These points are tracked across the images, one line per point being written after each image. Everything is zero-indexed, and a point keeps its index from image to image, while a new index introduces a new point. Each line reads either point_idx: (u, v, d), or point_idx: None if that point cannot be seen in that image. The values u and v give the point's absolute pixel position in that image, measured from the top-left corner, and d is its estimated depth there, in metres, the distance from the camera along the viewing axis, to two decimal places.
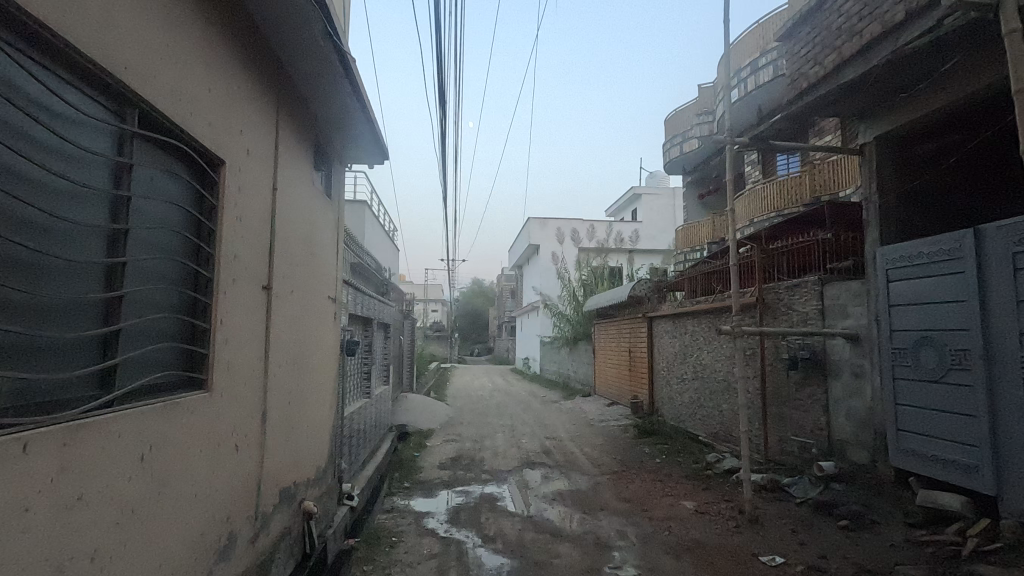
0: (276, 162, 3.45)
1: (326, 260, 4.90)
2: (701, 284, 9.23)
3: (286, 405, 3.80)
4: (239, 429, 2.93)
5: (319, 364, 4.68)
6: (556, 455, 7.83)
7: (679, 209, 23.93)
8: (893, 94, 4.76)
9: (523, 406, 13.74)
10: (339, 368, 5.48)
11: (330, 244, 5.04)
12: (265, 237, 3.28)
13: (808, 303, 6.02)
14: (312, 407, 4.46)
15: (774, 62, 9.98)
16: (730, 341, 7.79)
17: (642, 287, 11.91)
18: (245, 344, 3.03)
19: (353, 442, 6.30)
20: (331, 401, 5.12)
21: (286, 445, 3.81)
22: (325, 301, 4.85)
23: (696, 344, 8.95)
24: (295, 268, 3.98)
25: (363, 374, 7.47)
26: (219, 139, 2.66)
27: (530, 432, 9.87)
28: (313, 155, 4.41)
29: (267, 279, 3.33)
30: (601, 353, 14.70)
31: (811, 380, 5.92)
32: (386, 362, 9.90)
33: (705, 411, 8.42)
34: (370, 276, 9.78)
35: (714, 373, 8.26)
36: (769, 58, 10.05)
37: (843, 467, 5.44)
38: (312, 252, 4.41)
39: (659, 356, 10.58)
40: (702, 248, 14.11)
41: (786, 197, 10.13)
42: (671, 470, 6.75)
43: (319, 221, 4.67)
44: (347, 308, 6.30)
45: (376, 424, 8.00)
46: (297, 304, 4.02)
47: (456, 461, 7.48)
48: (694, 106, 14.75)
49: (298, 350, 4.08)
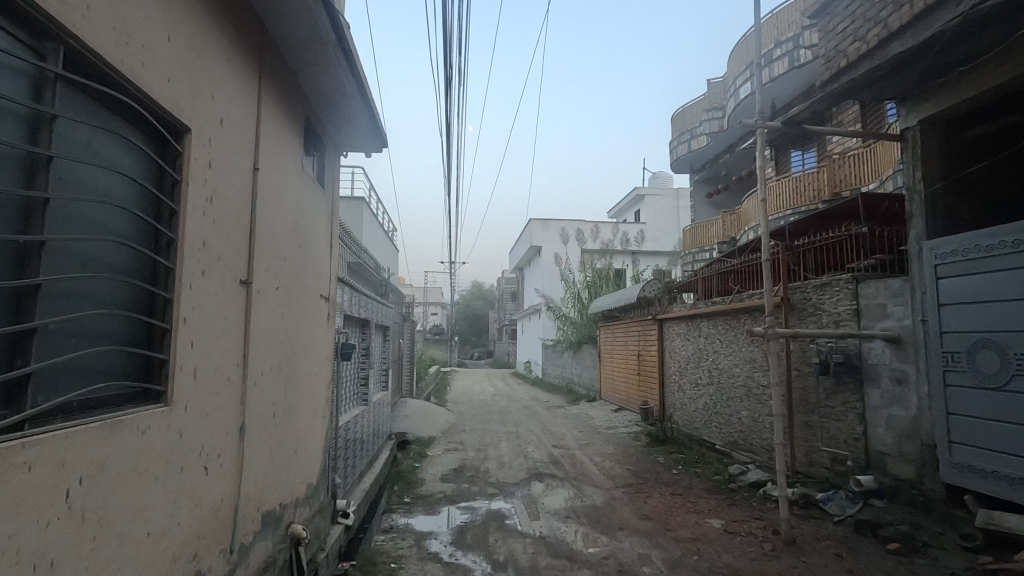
0: (257, 138, 2.99)
1: (319, 255, 4.45)
2: (716, 285, 8.78)
3: (270, 417, 3.34)
4: (210, 449, 2.48)
5: (310, 371, 4.22)
6: (565, 466, 7.34)
7: (683, 210, 23.49)
8: (944, 72, 4.33)
9: (527, 412, 13.23)
10: (333, 374, 5.02)
11: (323, 237, 4.59)
12: (243, 223, 2.83)
13: (841, 303, 5.58)
14: (302, 418, 4.00)
15: (789, 53, 9.56)
16: (750, 344, 7.34)
17: (652, 288, 11.46)
18: (218, 349, 2.58)
19: (349, 453, 5.82)
20: (324, 410, 4.66)
21: (271, 463, 3.36)
22: (317, 300, 4.40)
23: (711, 347, 8.50)
24: (282, 262, 3.53)
25: (360, 380, 7.00)
26: (183, 102, 2.22)
27: (536, 440, 9.38)
28: (302, 136, 3.96)
29: (246, 273, 2.88)
30: (608, 357, 14.22)
31: (845, 387, 5.47)
32: (385, 367, 9.42)
33: (723, 419, 7.95)
34: (367, 277, 9.29)
35: (732, 378, 7.80)
36: (785, 49, 9.64)
37: (883, 481, 4.98)
38: (302, 245, 3.96)
39: (670, 360, 10.12)
40: (711, 248, 13.67)
41: (803, 194, 9.66)
42: (691, 484, 6.28)
43: (310, 211, 4.22)
44: (342, 309, 5.84)
45: (373, 433, 7.51)
46: (284, 303, 3.57)
47: (459, 473, 7.00)
48: (703, 102, 14.34)
49: (285, 355, 3.62)
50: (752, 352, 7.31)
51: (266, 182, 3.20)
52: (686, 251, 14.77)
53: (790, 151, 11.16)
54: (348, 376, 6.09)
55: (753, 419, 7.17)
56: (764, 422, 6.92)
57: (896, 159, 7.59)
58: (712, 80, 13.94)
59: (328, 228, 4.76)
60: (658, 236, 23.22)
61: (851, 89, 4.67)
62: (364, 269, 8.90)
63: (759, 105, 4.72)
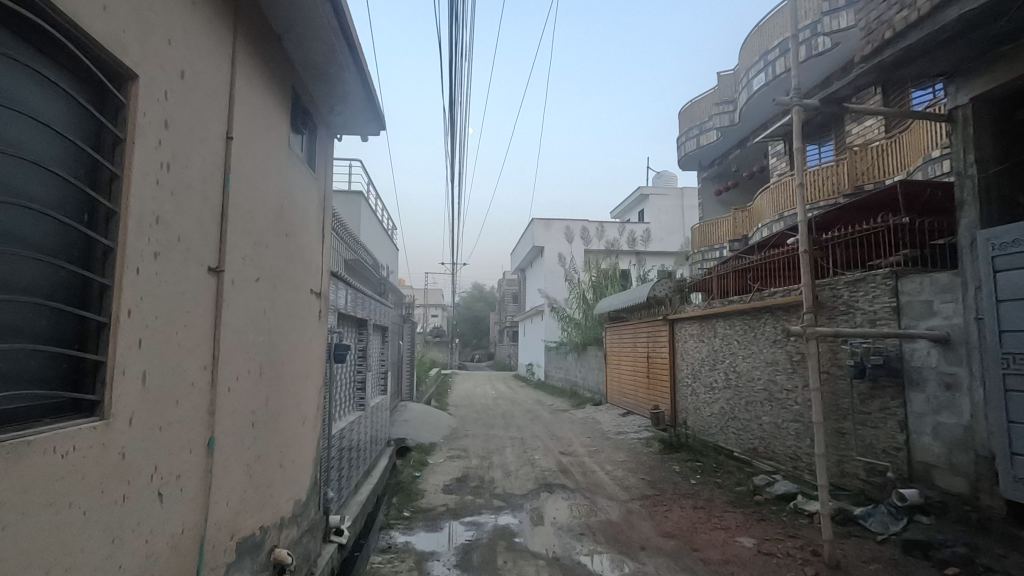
0: (230, 103, 2.56)
1: (309, 246, 4.02)
2: (732, 283, 8.33)
3: (250, 428, 2.90)
4: (166, 470, 2.05)
5: (299, 374, 3.78)
6: (575, 476, 6.88)
7: (688, 210, 23.04)
8: (1002, 42, 3.91)
9: (531, 417, 12.76)
10: (325, 377, 4.57)
11: (315, 227, 4.16)
12: (211, 200, 2.40)
13: (879, 300, 5.15)
14: (289, 427, 3.56)
15: (808, 40, 9.18)
16: (772, 344, 6.90)
17: (662, 288, 11.01)
18: (178, 350, 2.14)
19: (343, 464, 5.36)
20: (314, 418, 4.21)
21: (251, 481, 2.91)
22: (307, 296, 3.96)
23: (728, 349, 8.06)
24: (264, 249, 3.10)
25: (356, 383, 6.54)
26: (128, 41, 1.79)
27: (543, 446, 8.91)
28: (289, 110, 3.53)
29: (215, 259, 2.45)
30: (614, 359, 13.75)
31: (884, 391, 5.04)
32: (383, 370, 8.93)
33: (741, 424, 7.50)
34: (365, 274, 8.83)
35: (752, 381, 7.35)
36: (803, 36, 9.26)
37: (930, 496, 4.54)
38: (288, 233, 3.53)
39: (682, 362, 9.67)
40: (721, 247, 13.23)
41: (821, 187, 9.23)
42: (713, 496, 5.82)
43: (300, 196, 3.79)
44: (338, 306, 5.41)
45: (370, 440, 7.04)
46: (266, 297, 3.13)
47: (462, 483, 6.53)
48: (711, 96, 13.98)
49: (268, 359, 3.19)
50: (774, 354, 6.86)
51: (244, 155, 2.76)
52: (695, 250, 14.33)
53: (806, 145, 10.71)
54: (343, 380, 5.63)
55: (776, 426, 6.73)
56: (788, 429, 6.47)
57: (925, 150, 7.16)
58: (722, 73, 13.53)
59: (319, 216, 4.32)
60: (663, 236, 22.77)
61: (895, 63, 4.22)
62: (362, 266, 8.44)
63: (794, 81, 4.27)
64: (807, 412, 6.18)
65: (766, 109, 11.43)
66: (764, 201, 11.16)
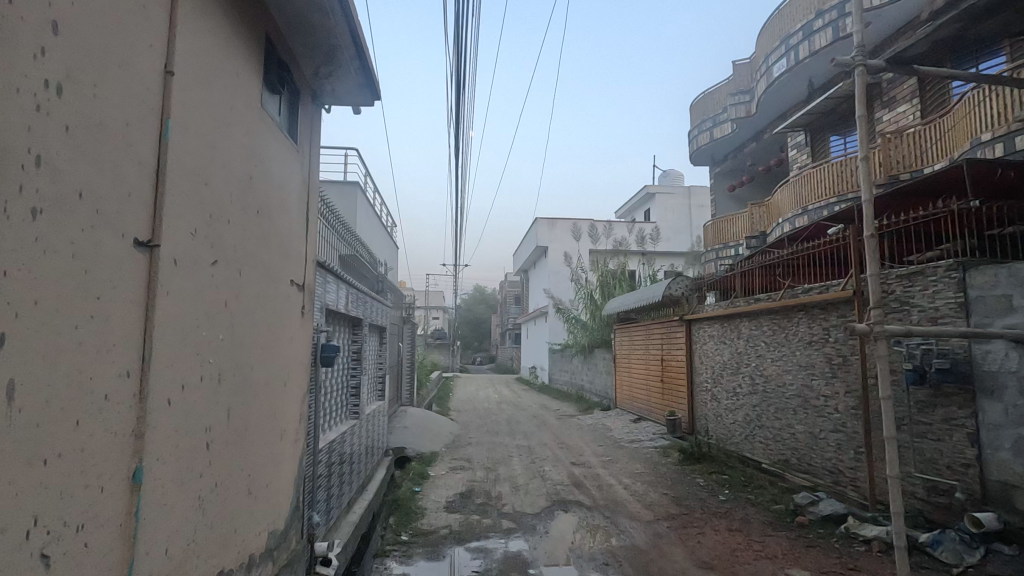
0: (170, 29, 1.97)
1: (289, 229, 3.41)
2: (757, 279, 7.70)
3: (204, 450, 2.29)
4: (55, 517, 1.44)
5: (274, 380, 3.16)
6: (591, 491, 6.24)
7: (695, 209, 22.47)
8: None
9: (538, 423, 12.11)
10: (310, 383, 3.95)
11: (296, 208, 3.56)
12: (139, 151, 1.80)
13: (939, 296, 4.55)
14: (262, 444, 2.96)
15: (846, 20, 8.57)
16: (807, 345, 6.28)
17: (680, 287, 10.32)
18: (78, 351, 1.53)
19: (333, 482, 4.73)
20: (296, 432, 3.59)
21: (206, 518, 2.30)
22: (287, 287, 3.37)
23: (754, 351, 7.45)
24: (227, 226, 2.50)
25: (350, 389, 5.92)
26: None
27: (553, 456, 8.28)
28: (262, 62, 2.93)
29: (147, 232, 1.85)
30: (625, 363, 13.10)
31: (948, 399, 4.43)
32: (381, 374, 8.33)
33: (770, 432, 6.88)
34: (362, 271, 8.20)
35: (783, 387, 6.71)
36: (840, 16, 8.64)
37: (1010, 522, 3.93)
38: (260, 209, 2.91)
39: (701, 365, 9.04)
40: (736, 244, 12.62)
41: (851, 177, 8.90)
42: (748, 516, 5.18)
43: (277, 169, 3.19)
44: (328, 303, 4.81)
45: (365, 452, 6.42)
46: (229, 286, 2.52)
47: (467, 500, 5.89)
48: (725, 87, 13.36)
49: (232, 362, 2.57)
50: (810, 357, 6.22)
51: (194, 104, 2.16)
52: (708, 248, 13.71)
53: (830, 136, 10.36)
54: (333, 387, 5.02)
55: (812, 436, 6.10)
56: (827, 440, 5.85)
57: (972, 133, 6.61)
58: (736, 62, 12.92)
59: (303, 196, 3.71)
60: (669, 236, 22.20)
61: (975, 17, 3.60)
62: (358, 262, 7.82)
63: (856, 38, 3.66)
64: (850, 422, 5.56)
65: (786, 97, 10.85)
66: (785, 195, 10.59)
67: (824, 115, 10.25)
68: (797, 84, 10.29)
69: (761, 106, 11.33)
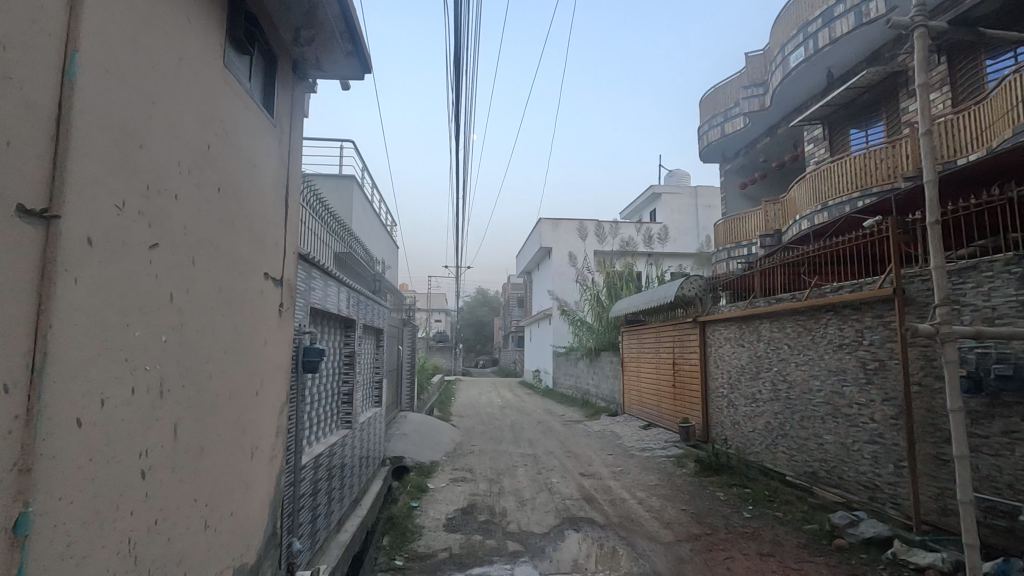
0: None
1: (262, 214, 2.94)
2: (778, 278, 7.21)
3: (138, 478, 1.83)
4: None
5: (241, 389, 2.69)
6: (603, 508, 5.74)
7: (702, 210, 22.01)
8: None
9: (543, 429, 11.62)
10: (290, 392, 3.49)
11: (273, 191, 3.11)
12: (23, 90, 1.36)
13: (997, 293, 4.06)
14: (224, 466, 2.50)
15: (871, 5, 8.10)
16: (837, 348, 5.79)
17: (692, 287, 9.68)
18: None
19: (320, 501, 4.25)
20: (272, 448, 3.13)
21: (141, 566, 1.84)
22: (260, 282, 2.91)
23: (776, 354, 6.96)
24: (176, 202, 2.05)
25: (342, 396, 5.46)
26: None
27: (560, 466, 7.80)
28: (226, 14, 2.48)
29: (40, 199, 1.40)
30: (633, 366, 12.62)
31: (1008, 409, 3.95)
32: (378, 379, 7.87)
33: (795, 442, 6.38)
34: (358, 271, 7.75)
35: (810, 394, 6.22)
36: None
37: None
38: (222, 187, 2.46)
39: (716, 369, 8.55)
40: (749, 243, 12.13)
41: (876, 171, 8.37)
42: (779, 537, 4.69)
43: (247, 142, 2.74)
44: (317, 302, 4.35)
45: (360, 463, 5.95)
46: (175, 275, 2.05)
47: (468, 517, 5.40)
48: (737, 81, 12.88)
49: (181, 369, 2.10)
50: (841, 362, 5.73)
51: (119, 40, 1.70)
52: (719, 248, 13.21)
53: (850, 130, 9.83)
54: (320, 393, 4.55)
55: (843, 447, 5.62)
56: (862, 452, 5.36)
57: (1013, 121, 6.09)
58: (749, 54, 12.44)
59: (282, 179, 3.25)
60: (676, 237, 21.73)
61: None
62: (352, 260, 7.36)
63: None
64: (889, 432, 5.07)
65: (803, 89, 10.38)
66: (803, 191, 10.09)
67: (843, 108, 9.77)
68: (815, 74, 9.82)
69: (775, 99, 10.87)
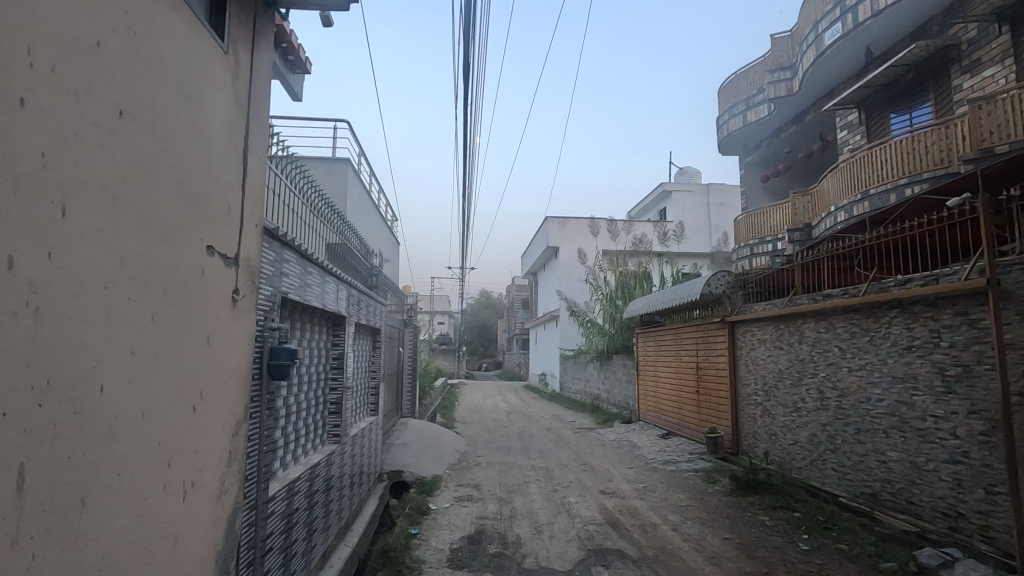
0: None
1: (204, 165, 2.17)
2: (825, 272, 6.39)
3: None
4: None
5: (165, 405, 1.91)
6: (632, 535, 4.95)
7: (714, 208, 21.23)
8: None
9: (553, 438, 10.82)
10: (251, 405, 2.69)
11: (222, 138, 2.34)
12: None
13: None
14: (131, 518, 1.72)
15: None
16: (906, 351, 4.98)
17: (719, 283, 8.81)
18: None
19: (296, 538, 3.43)
20: (220, 482, 2.34)
21: None
22: (200, 259, 2.14)
23: (823, 358, 6.15)
24: (18, 111, 1.28)
25: (328, 405, 4.67)
26: None
27: (577, 482, 7.01)
28: None
29: None
30: (650, 371, 11.82)
31: None
32: (374, 385, 7.08)
33: (850, 459, 5.56)
34: (352, 265, 6.95)
35: (868, 403, 5.40)
36: None
37: None
38: (131, 111, 1.69)
39: (748, 374, 7.73)
40: (775, 239, 11.30)
41: (926, 155, 7.56)
42: None
43: (177, 56, 1.96)
44: (299, 295, 3.56)
45: (351, 483, 5.16)
46: (19, 227, 1.29)
47: (477, 549, 4.60)
48: (762, 65, 12.09)
49: (36, 378, 1.34)
50: (911, 367, 4.92)
51: None
52: (741, 244, 12.37)
53: (890, 115, 9.02)
54: (297, 404, 3.76)
55: (914, 466, 4.81)
56: (941, 473, 4.54)
57: None
58: (776, 36, 11.65)
59: (236, 125, 2.47)
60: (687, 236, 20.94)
61: None
62: (346, 251, 6.58)
63: None
64: (978, 451, 4.27)
65: (836, 70, 9.59)
66: (837, 180, 9.29)
67: (883, 90, 8.97)
68: (851, 53, 9.03)
69: (805, 81, 10.08)
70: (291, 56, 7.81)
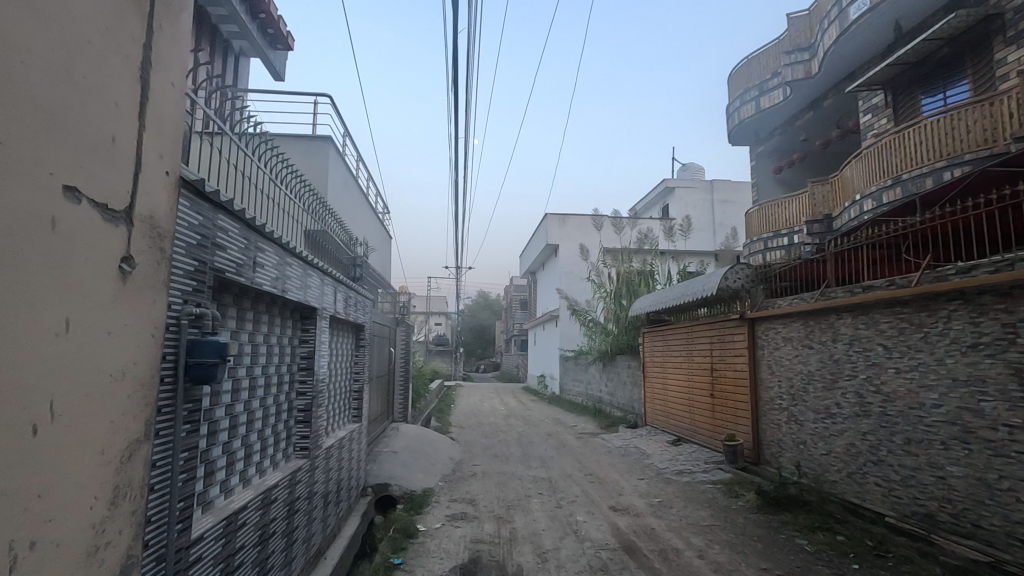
0: None
1: (60, 65, 1.46)
2: (864, 263, 5.68)
3: None
4: None
5: None
6: (651, 564, 4.23)
7: (717, 205, 20.59)
8: None
9: (555, 444, 10.11)
10: (158, 418, 1.97)
11: (101, 36, 1.63)
12: None
13: None
14: None
15: None
16: (971, 350, 4.27)
17: (737, 276, 8.03)
18: None
19: None
20: (94, 533, 1.61)
21: None
22: (49, 203, 1.43)
23: (863, 357, 5.43)
24: None
25: (295, 412, 3.94)
26: None
27: (583, 495, 6.32)
28: None
29: None
30: (657, 373, 11.13)
31: None
32: (358, 388, 6.35)
33: (899, 473, 4.84)
34: (335, 255, 6.23)
35: (921, 410, 4.70)
36: None
37: None
38: None
39: (772, 377, 7.02)
40: (790, 232, 10.62)
41: (967, 136, 6.89)
42: None
43: None
44: (250, 277, 2.84)
45: (326, 502, 4.43)
46: None
47: None
48: (776, 49, 11.48)
49: None
50: (978, 368, 4.23)
51: None
52: (753, 239, 11.68)
53: (920, 96, 8.35)
54: (246, 411, 3.03)
55: (983, 485, 4.10)
56: (1018, 493, 3.85)
57: None
58: (793, 16, 11.02)
59: (132, 28, 1.77)
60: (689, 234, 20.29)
61: None
62: (326, 238, 5.86)
63: None
64: None
65: (860, 49, 8.94)
66: (862, 166, 8.60)
67: (912, 68, 8.30)
68: (876, 30, 8.39)
69: (824, 62, 9.43)
70: (270, 29, 7.08)
